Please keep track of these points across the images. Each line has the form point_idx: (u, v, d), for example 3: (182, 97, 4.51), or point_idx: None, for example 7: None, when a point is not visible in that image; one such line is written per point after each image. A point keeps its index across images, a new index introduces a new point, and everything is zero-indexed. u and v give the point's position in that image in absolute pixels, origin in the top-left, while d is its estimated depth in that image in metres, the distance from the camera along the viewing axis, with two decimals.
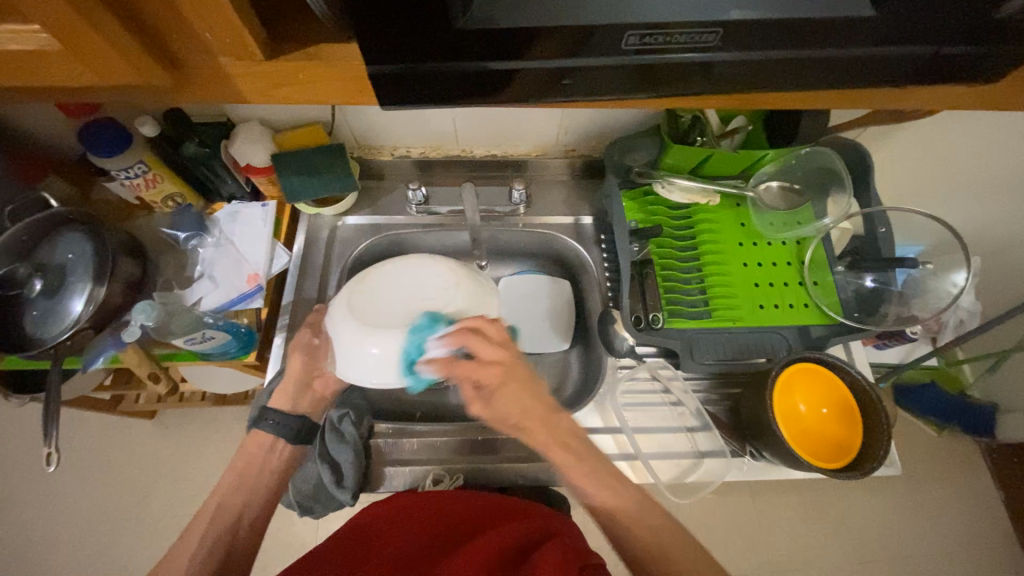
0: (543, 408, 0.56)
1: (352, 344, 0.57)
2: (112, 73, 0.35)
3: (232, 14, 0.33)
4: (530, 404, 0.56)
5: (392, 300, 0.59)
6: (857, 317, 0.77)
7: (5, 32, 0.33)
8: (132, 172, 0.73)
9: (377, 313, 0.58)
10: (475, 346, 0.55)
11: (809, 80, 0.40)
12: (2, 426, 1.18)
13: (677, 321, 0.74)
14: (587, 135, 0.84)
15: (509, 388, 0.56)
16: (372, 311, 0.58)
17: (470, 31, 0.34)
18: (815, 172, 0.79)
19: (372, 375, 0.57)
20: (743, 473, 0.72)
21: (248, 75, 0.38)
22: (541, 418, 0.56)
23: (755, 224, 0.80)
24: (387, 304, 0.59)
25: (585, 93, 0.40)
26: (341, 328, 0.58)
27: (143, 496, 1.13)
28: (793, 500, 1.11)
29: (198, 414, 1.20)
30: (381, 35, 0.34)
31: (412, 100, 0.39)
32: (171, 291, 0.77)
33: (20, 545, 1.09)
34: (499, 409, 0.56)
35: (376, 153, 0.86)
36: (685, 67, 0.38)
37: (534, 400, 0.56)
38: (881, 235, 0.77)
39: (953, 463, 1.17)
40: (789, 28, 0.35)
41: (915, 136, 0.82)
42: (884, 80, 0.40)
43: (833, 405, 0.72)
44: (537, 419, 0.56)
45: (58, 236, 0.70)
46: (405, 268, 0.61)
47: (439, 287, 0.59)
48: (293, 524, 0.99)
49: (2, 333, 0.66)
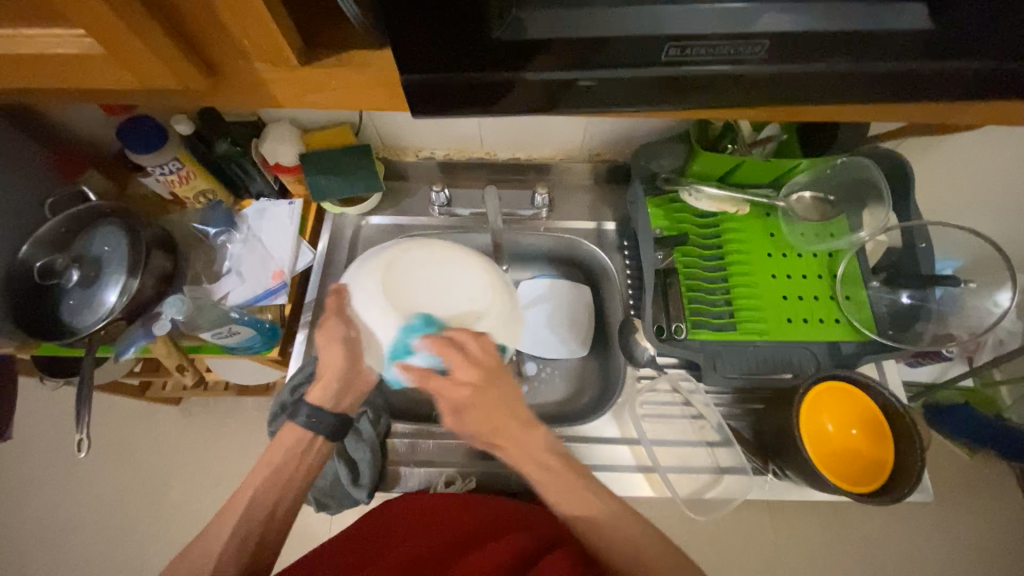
0: (516, 426, 0.54)
1: (374, 311, 0.52)
2: (150, 77, 0.36)
3: (270, 22, 0.33)
4: (501, 424, 0.54)
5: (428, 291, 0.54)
6: (891, 335, 0.73)
7: (56, 38, 0.34)
8: (167, 168, 0.75)
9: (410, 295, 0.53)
10: (450, 358, 0.50)
11: (846, 96, 0.38)
12: (37, 408, 1.23)
13: (700, 333, 0.72)
14: (612, 141, 0.83)
15: (485, 411, 0.53)
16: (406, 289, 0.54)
17: (503, 41, 0.34)
18: (850, 182, 0.76)
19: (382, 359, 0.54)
20: (764, 491, 0.71)
21: (281, 80, 0.39)
22: (511, 438, 0.55)
23: (785, 235, 0.77)
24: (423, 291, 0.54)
25: (617, 105, 0.39)
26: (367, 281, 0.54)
27: (166, 481, 1.17)
28: (814, 520, 1.08)
29: (220, 404, 1.23)
30: (413, 44, 0.33)
31: (442, 108, 0.39)
32: (199, 285, 0.79)
33: (52, 522, 1.14)
34: (470, 427, 0.54)
35: (401, 154, 0.87)
36: (720, 80, 0.37)
37: (500, 417, 0.54)
38: (921, 250, 0.74)
39: (988, 489, 1.11)
40: (833, 42, 0.34)
41: (961, 148, 0.78)
42: (934, 95, 0.38)
43: (862, 426, 0.69)
44: (507, 438, 0.55)
45: (95, 230, 0.72)
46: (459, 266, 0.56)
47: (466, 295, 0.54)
48: (308, 516, 1.01)
49: (42, 321, 0.69)
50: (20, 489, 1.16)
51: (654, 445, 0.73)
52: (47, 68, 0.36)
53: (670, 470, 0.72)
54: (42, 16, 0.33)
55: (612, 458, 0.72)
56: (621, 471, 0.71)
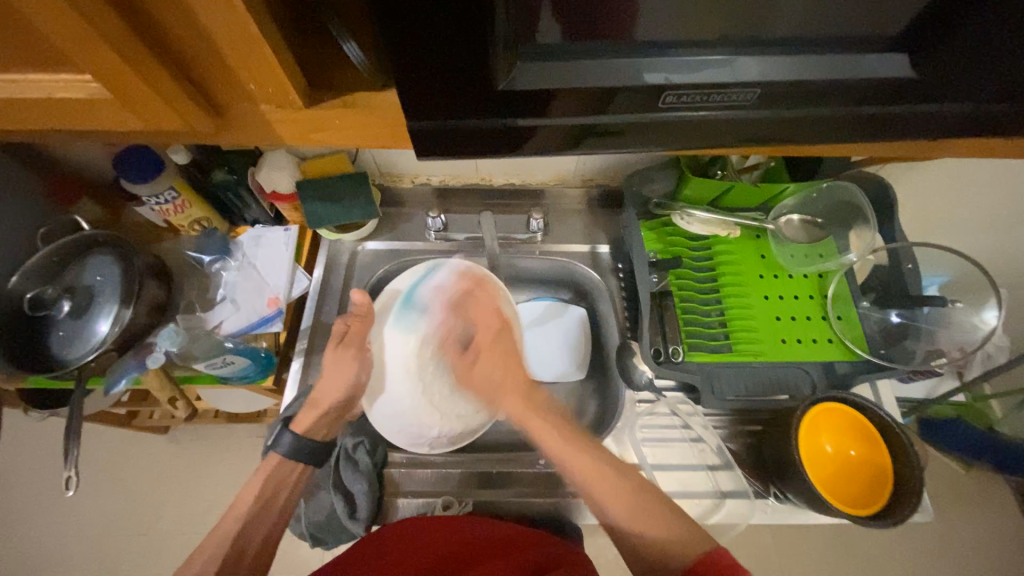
0: (519, 382, 0.62)
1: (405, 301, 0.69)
2: (156, 119, 0.36)
3: (278, 68, 0.34)
4: (512, 371, 0.62)
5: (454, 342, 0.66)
6: (883, 354, 0.74)
7: (62, 83, 0.35)
8: (163, 198, 0.75)
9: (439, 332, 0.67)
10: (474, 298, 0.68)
11: (831, 136, 0.40)
12: (19, 439, 1.19)
13: (696, 355, 0.73)
14: (605, 166, 0.85)
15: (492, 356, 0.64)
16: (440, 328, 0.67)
17: (508, 91, 0.35)
18: (837, 205, 0.78)
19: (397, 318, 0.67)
20: (767, 516, 0.70)
21: (286, 121, 0.40)
22: (516, 388, 0.61)
23: (776, 257, 0.79)
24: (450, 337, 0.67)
25: (616, 146, 0.40)
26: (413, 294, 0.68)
27: (152, 513, 1.13)
28: (814, 539, 1.07)
29: (210, 431, 1.20)
30: (421, 94, 0.35)
31: (445, 150, 0.40)
32: (193, 313, 0.78)
33: (30, 559, 1.09)
34: (479, 371, 0.64)
35: (398, 180, 0.88)
36: (714, 123, 0.38)
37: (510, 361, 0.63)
38: (908, 270, 0.75)
39: (986, 504, 1.11)
40: (820, 88, 0.36)
41: (941, 173, 0.81)
42: (919, 133, 0.40)
43: (861, 447, 0.70)
44: (512, 387, 0.61)
45: (87, 259, 0.72)
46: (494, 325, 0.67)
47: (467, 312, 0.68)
48: (300, 547, 0.98)
49: (30, 354, 0.67)
50: None
51: (655, 469, 0.73)
52: (51, 112, 0.37)
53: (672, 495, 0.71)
54: (48, 62, 0.34)
55: None
56: None
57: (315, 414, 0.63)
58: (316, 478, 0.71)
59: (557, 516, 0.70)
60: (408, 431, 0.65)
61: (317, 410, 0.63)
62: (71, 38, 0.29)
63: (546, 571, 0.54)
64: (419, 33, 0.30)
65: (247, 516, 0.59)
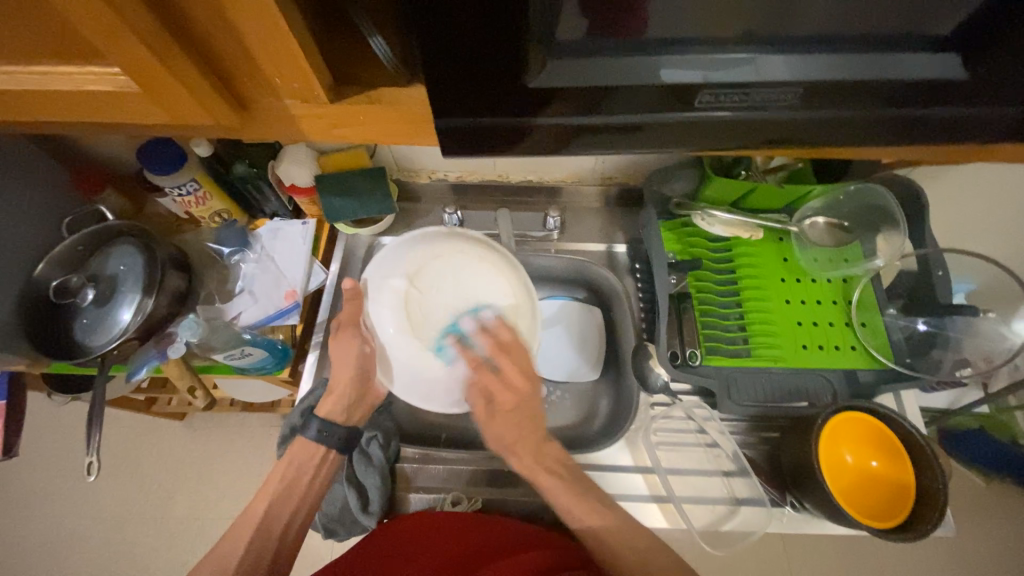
0: (533, 450, 0.61)
1: (391, 279, 0.65)
2: (183, 112, 0.37)
3: (302, 60, 0.34)
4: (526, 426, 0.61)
5: (443, 291, 0.65)
6: (909, 363, 0.72)
7: (89, 74, 0.35)
8: (185, 189, 0.76)
9: (425, 287, 0.65)
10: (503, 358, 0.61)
11: (869, 137, 0.39)
12: (41, 422, 1.22)
13: (713, 359, 0.71)
14: (624, 165, 0.83)
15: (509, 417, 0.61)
16: (424, 283, 0.66)
17: (538, 89, 0.34)
18: (864, 209, 0.76)
19: (384, 306, 0.64)
20: (784, 525, 0.68)
21: (308, 115, 0.39)
22: (529, 446, 0.61)
23: (799, 260, 0.77)
24: (437, 288, 0.66)
25: (643, 144, 0.40)
26: (390, 259, 0.66)
27: (169, 497, 1.16)
28: (827, 548, 1.05)
29: (225, 420, 1.22)
30: (451, 91, 0.34)
31: (470, 148, 0.40)
32: (213, 304, 0.80)
33: (53, 538, 1.13)
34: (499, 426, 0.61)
35: (414, 175, 0.88)
36: (744, 123, 0.37)
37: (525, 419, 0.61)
38: (938, 278, 0.72)
39: (1007, 518, 1.08)
40: (860, 88, 0.35)
41: (975, 177, 0.78)
42: (962, 136, 0.38)
43: (883, 457, 0.68)
44: (526, 445, 0.61)
45: (112, 249, 0.73)
46: (475, 262, 0.66)
47: (462, 266, 0.66)
48: (312, 537, 0.99)
49: (57, 340, 0.69)
50: (21, 505, 1.15)
51: (669, 474, 0.72)
52: (80, 104, 0.37)
53: (686, 500, 0.71)
54: (78, 55, 0.34)
55: (626, 487, 0.72)
56: (635, 500, 0.71)
57: (334, 400, 0.65)
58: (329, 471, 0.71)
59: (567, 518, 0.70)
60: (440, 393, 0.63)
61: (332, 394, 0.65)
62: (101, 32, 0.29)
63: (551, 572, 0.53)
64: (448, 25, 0.30)
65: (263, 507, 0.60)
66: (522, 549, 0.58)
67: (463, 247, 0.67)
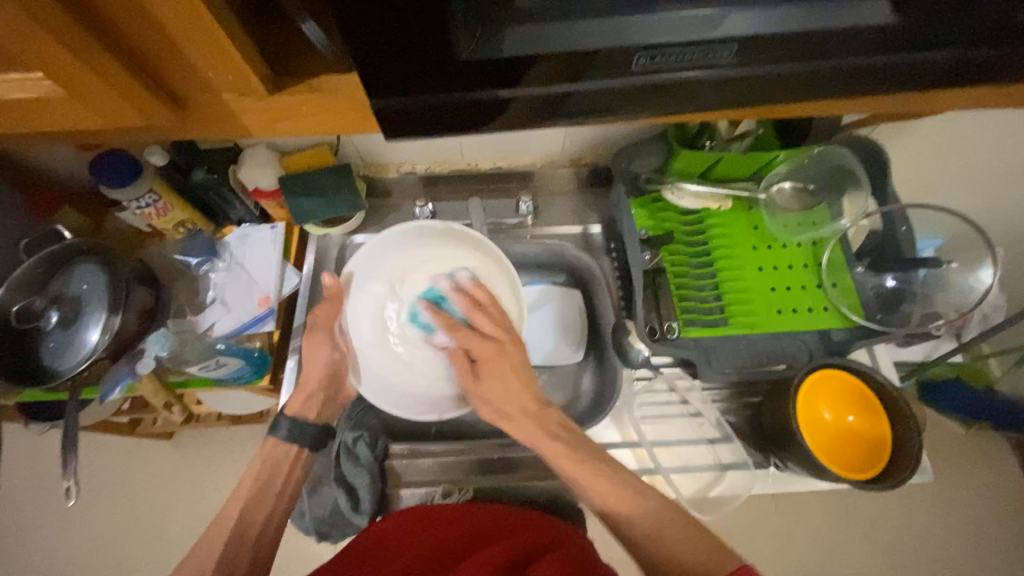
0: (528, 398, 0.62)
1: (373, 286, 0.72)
2: (113, 115, 0.36)
3: (233, 52, 0.33)
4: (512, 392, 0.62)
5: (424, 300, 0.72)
6: (879, 318, 0.74)
7: (10, 81, 0.33)
8: (144, 201, 0.73)
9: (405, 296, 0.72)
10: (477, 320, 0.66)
11: (816, 92, 0.39)
12: (22, 452, 1.19)
13: (692, 330, 0.72)
14: (592, 144, 0.83)
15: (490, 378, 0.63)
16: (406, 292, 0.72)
17: (470, 61, 0.34)
18: (828, 171, 0.77)
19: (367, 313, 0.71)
20: (769, 485, 0.72)
21: (249, 110, 0.38)
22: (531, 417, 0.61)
23: (768, 227, 0.78)
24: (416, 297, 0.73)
25: (596, 113, 0.39)
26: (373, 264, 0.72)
27: (163, 516, 1.14)
28: (819, 506, 1.08)
29: (213, 434, 1.20)
30: (385, 70, 0.33)
31: (418, 130, 0.39)
32: (184, 317, 0.78)
33: (46, 569, 1.11)
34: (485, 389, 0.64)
35: (382, 170, 0.87)
36: (693, 85, 0.38)
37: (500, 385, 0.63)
38: (902, 233, 0.75)
39: (985, 460, 1.13)
40: (799, 40, 0.35)
41: (934, 130, 0.79)
42: (905, 82, 0.39)
43: (858, 411, 0.70)
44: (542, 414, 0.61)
45: (73, 268, 0.71)
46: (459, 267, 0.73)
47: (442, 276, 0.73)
48: (310, 542, 0.99)
49: (22, 366, 0.67)
50: (10, 538, 1.13)
51: (655, 446, 0.73)
52: (5, 114, 0.35)
53: (673, 470, 0.72)
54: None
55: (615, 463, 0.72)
56: None
57: (304, 396, 0.67)
58: (318, 473, 0.71)
59: (559, 498, 0.71)
60: (410, 400, 0.69)
61: (304, 391, 0.67)
62: (13, 34, 0.28)
63: (537, 556, 0.53)
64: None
65: (250, 513, 0.59)
66: (509, 533, 0.58)
67: (444, 258, 0.73)
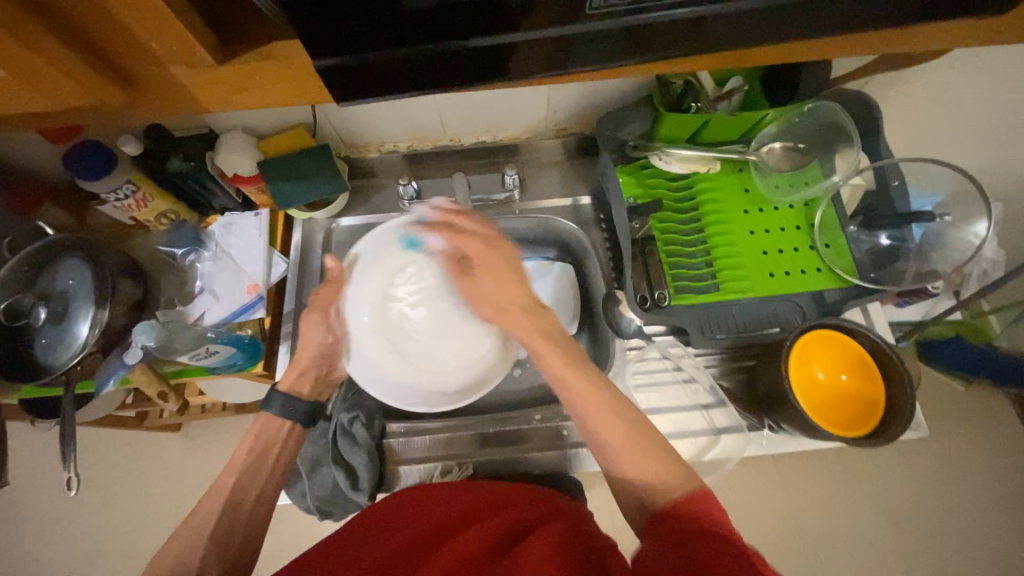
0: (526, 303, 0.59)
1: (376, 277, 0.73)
2: (61, 91, 0.37)
3: (172, 17, 0.33)
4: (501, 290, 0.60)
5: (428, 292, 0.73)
6: (874, 277, 0.73)
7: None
8: (122, 193, 0.72)
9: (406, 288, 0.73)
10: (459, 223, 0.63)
11: (794, 29, 0.38)
12: (36, 449, 1.21)
13: (683, 297, 0.71)
14: (578, 111, 0.81)
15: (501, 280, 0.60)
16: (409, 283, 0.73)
17: (419, 10, 0.32)
18: (821, 128, 0.75)
19: (366, 305, 0.72)
20: (763, 446, 0.72)
21: (201, 83, 0.39)
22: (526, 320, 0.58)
23: (759, 190, 0.77)
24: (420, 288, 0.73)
25: (569, 65, 0.38)
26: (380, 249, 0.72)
27: (177, 505, 1.17)
28: (821, 466, 1.09)
29: (218, 425, 1.21)
30: (337, 27, 0.32)
31: (385, 93, 0.38)
32: (173, 308, 0.78)
33: (68, 559, 1.14)
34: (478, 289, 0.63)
35: (364, 150, 0.85)
36: (666, 26, 0.36)
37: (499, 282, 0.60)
38: (895, 188, 0.75)
39: (985, 415, 1.13)
40: None
41: (926, 81, 0.76)
42: (885, 17, 0.37)
43: (852, 370, 0.70)
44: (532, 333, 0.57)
45: (58, 264, 0.70)
46: None
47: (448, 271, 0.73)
48: (320, 524, 1.01)
49: (11, 363, 0.67)
50: (32, 532, 1.16)
51: (650, 414, 0.74)
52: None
53: (667, 437, 0.73)
54: None
55: None
56: None
57: None
58: (316, 455, 0.71)
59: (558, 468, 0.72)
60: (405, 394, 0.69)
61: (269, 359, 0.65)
62: None
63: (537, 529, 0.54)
64: None
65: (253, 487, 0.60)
66: (504, 508, 0.59)
67: None
